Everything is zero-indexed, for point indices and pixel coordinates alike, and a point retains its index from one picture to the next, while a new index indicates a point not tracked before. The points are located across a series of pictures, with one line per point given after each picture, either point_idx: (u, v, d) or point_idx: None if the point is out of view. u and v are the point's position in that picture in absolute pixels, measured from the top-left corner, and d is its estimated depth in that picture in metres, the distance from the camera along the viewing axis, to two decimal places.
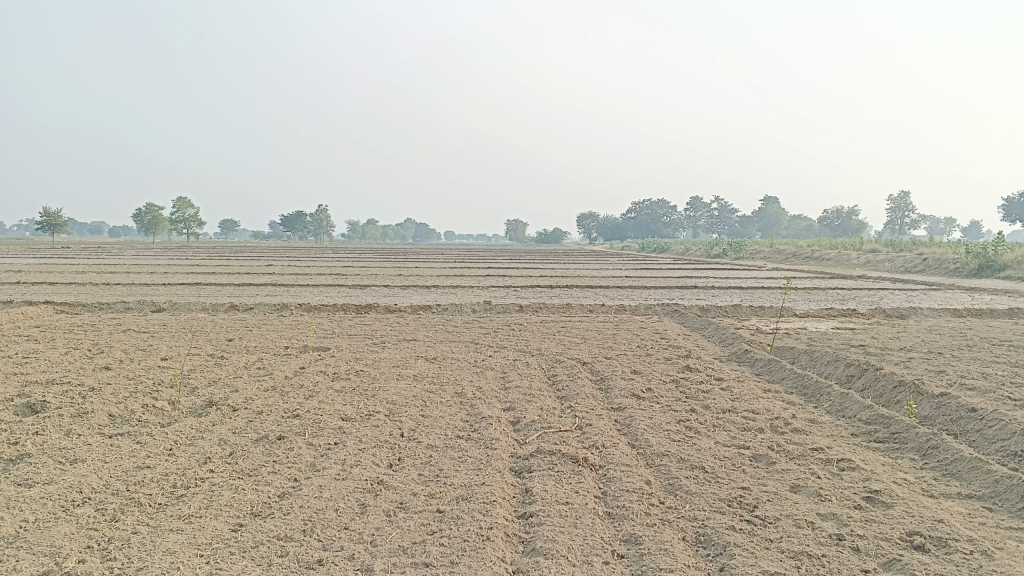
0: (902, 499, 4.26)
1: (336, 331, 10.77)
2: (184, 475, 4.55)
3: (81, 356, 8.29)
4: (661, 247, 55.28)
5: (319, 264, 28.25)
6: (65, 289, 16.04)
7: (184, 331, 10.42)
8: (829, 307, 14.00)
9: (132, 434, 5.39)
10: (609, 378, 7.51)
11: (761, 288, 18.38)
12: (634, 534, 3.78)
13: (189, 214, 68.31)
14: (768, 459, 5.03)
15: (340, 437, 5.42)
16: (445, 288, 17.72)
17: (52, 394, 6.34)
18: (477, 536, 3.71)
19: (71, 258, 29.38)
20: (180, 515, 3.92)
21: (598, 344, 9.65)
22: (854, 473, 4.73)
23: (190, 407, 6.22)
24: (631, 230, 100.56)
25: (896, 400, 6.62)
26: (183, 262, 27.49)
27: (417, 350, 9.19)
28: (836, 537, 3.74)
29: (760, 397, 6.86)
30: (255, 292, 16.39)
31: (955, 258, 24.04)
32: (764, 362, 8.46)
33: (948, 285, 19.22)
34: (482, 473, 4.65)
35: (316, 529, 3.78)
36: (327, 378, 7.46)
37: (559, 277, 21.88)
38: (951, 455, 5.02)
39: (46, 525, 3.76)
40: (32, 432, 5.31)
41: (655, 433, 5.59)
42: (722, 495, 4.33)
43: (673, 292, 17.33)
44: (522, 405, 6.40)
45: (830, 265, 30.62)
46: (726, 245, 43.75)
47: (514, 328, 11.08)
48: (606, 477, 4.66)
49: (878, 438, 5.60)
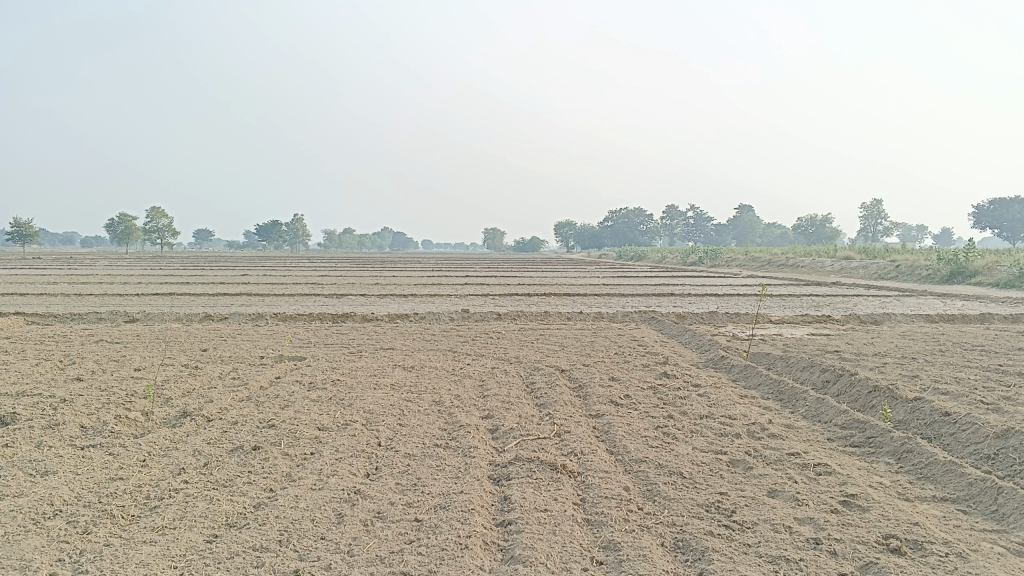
0: (878, 502, 4.30)
1: (313, 340, 10.70)
2: (158, 487, 4.48)
3: (53, 367, 8.16)
4: (638, 255, 55.48)
5: (296, 274, 27.99)
6: (37, 300, 15.81)
7: (158, 341, 10.30)
8: (804, 313, 14.13)
9: (104, 446, 5.31)
10: (587, 385, 7.51)
11: (738, 295, 18.52)
12: (613, 540, 3.77)
13: (163, 224, 67.67)
14: (746, 464, 5.05)
15: (317, 447, 5.38)
16: (422, 297, 17.66)
17: (23, 406, 6.23)
18: (456, 544, 3.69)
19: (43, 269, 29.05)
20: (154, 527, 3.86)
21: (576, 352, 9.66)
22: (831, 478, 4.76)
23: (163, 418, 6.14)
24: (607, 238, 101.01)
25: (871, 404, 6.68)
26: (158, 273, 27.17)
27: (394, 358, 9.14)
28: (813, 541, 3.76)
29: (737, 403, 6.89)
30: (230, 302, 16.23)
31: (927, 265, 24.35)
32: (740, 368, 8.51)
33: (922, 292, 19.45)
34: (461, 481, 4.63)
35: (292, 540, 3.74)
36: (304, 387, 7.41)
37: (537, 285, 21.91)
38: (926, 459, 5.06)
39: (15, 539, 3.68)
40: (1, 444, 5.21)
41: (633, 439, 5.60)
42: (700, 500, 4.34)
43: (650, 299, 17.39)
44: (500, 412, 6.38)
45: (805, 271, 30.90)
46: (702, 253, 44.06)
47: (491, 336, 11.06)
48: (584, 484, 4.65)
49: (854, 443, 5.64)
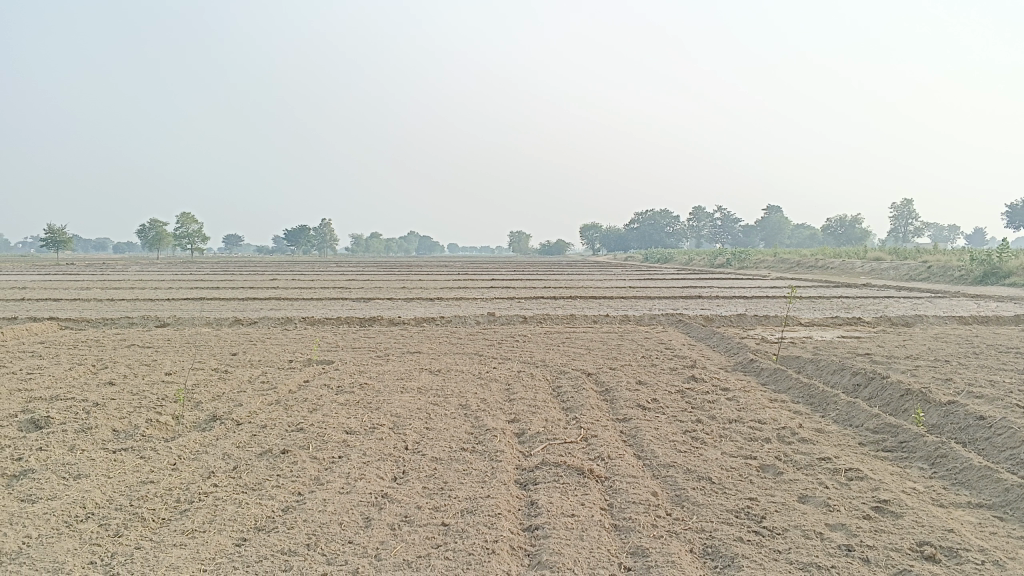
0: (912, 508, 4.22)
1: (341, 344, 10.76)
2: (188, 490, 4.52)
3: (85, 371, 8.28)
4: (664, 257, 55.14)
5: (323, 278, 28.13)
6: (70, 305, 16.05)
7: (188, 345, 10.41)
8: (834, 316, 13.97)
9: (136, 449, 5.37)
10: (614, 389, 7.47)
11: (766, 298, 18.36)
12: (641, 546, 3.74)
13: (193, 229, 68.49)
14: (775, 469, 4.99)
15: (344, 451, 5.40)
16: (449, 300, 17.70)
17: (56, 410, 6.32)
18: (483, 549, 3.68)
19: (76, 275, 29.52)
20: (184, 530, 3.90)
21: (603, 355, 9.62)
22: (862, 483, 4.69)
23: (194, 422, 6.20)
24: (634, 241, 100.66)
25: (904, 408, 6.58)
26: (188, 277, 27.48)
27: (421, 362, 9.16)
28: (845, 548, 3.70)
29: (766, 406, 6.82)
30: (259, 306, 16.37)
31: (959, 266, 23.97)
32: (769, 371, 8.42)
33: (954, 293, 19.15)
34: (487, 486, 4.62)
35: (320, 543, 3.75)
36: (331, 391, 7.44)
37: (563, 288, 21.86)
38: (960, 464, 4.97)
39: (48, 541, 3.73)
40: (35, 448, 5.29)
41: (661, 444, 5.56)
42: (729, 505, 4.29)
43: (677, 302, 17.30)
44: (526, 416, 6.37)
45: (834, 273, 30.56)
46: (729, 255, 43.79)
47: (518, 340, 11.05)
48: (612, 489, 4.62)
49: (886, 447, 5.56)
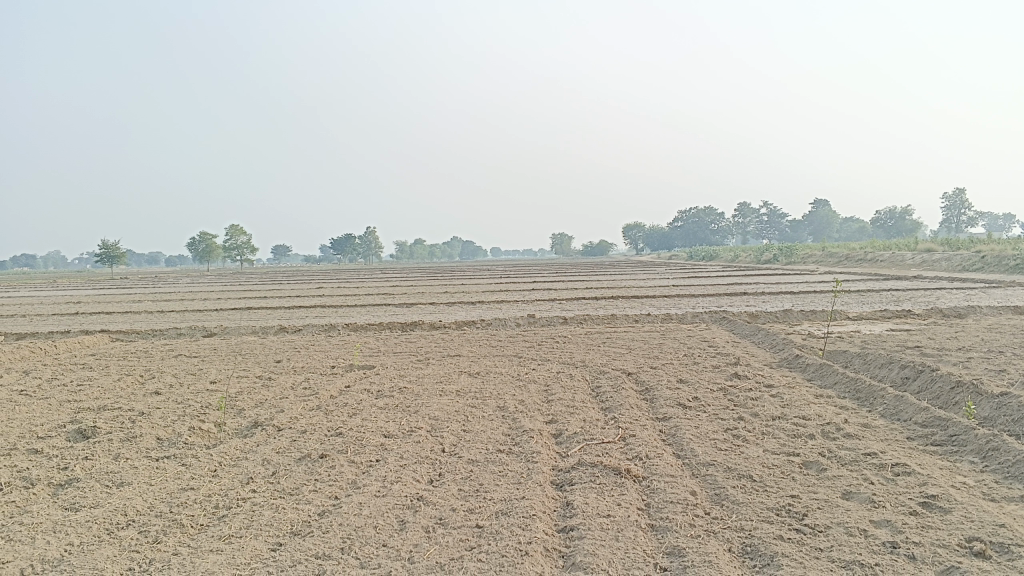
0: (961, 503, 4.08)
1: (382, 349, 10.82)
2: (226, 496, 4.57)
3: (133, 382, 8.45)
4: (711, 255, 54.42)
5: (367, 284, 28.41)
6: (122, 318, 16.47)
7: (233, 354, 10.57)
8: (882, 309, 13.63)
9: (178, 457, 5.45)
10: (654, 388, 7.39)
11: (812, 293, 17.96)
12: (677, 546, 3.67)
13: (242, 241, 69.85)
14: (818, 465, 4.87)
15: (382, 454, 5.41)
16: (489, 303, 17.75)
17: (103, 420, 6.45)
18: (516, 551, 3.65)
19: (128, 288, 30.31)
20: (221, 536, 3.93)
21: (644, 354, 9.52)
22: (910, 479, 4.55)
23: (235, 428, 6.27)
24: (678, 239, 99.75)
25: (954, 401, 6.38)
26: (236, 288, 28.05)
27: (460, 365, 9.16)
28: (889, 545, 3.58)
29: (811, 402, 6.67)
30: (304, 314, 16.61)
31: (1014, 254, 23.28)
32: (815, 367, 8.24)
33: (1010, 282, 18.59)
34: (523, 487, 4.59)
35: (354, 547, 3.75)
36: (371, 395, 7.49)
37: (604, 289, 21.70)
38: (1014, 457, 4.79)
39: (90, 548, 3.80)
40: (81, 457, 5.40)
41: (701, 442, 5.46)
42: (770, 503, 4.20)
43: (720, 300, 17.06)
44: (564, 417, 6.32)
45: (884, 265, 29.93)
46: (776, 250, 43.16)
47: (558, 341, 10.99)
48: (649, 488, 4.55)
49: (936, 441, 5.39)
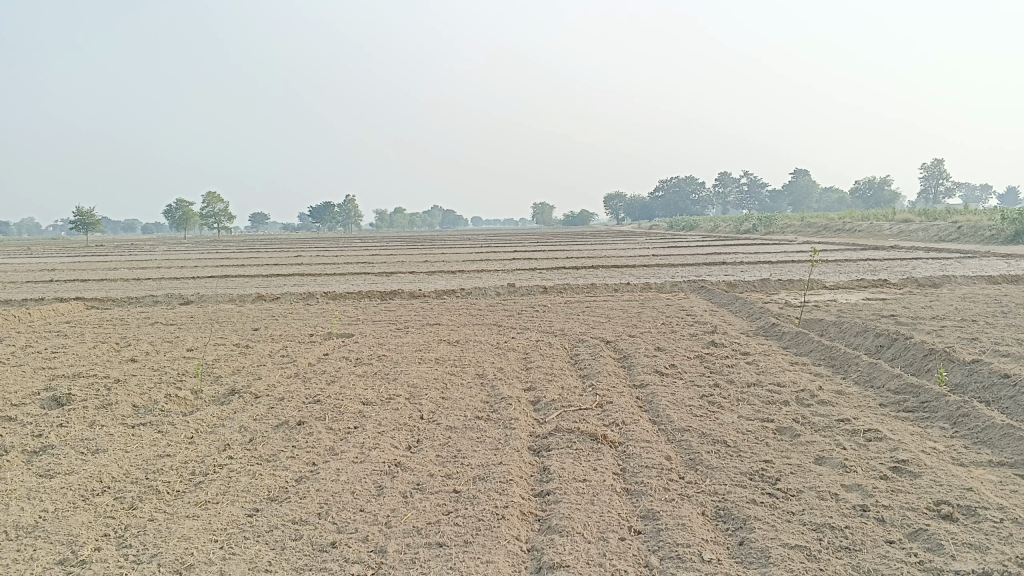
0: (931, 468, 4.15)
1: (361, 318, 10.78)
2: (203, 463, 4.56)
3: (109, 349, 8.37)
4: (690, 223, 54.61)
5: (346, 253, 28.19)
6: (97, 285, 16.29)
7: (210, 322, 10.49)
8: (859, 279, 13.74)
9: (154, 424, 5.42)
10: (633, 355, 7.43)
11: (790, 262, 18.06)
12: (652, 510, 3.71)
13: (219, 209, 69.14)
14: (792, 431, 4.93)
15: (360, 421, 5.41)
16: (470, 272, 17.68)
17: (79, 387, 6.40)
18: (492, 514, 3.68)
19: (105, 256, 30.14)
20: (197, 502, 3.93)
21: (623, 323, 9.56)
22: (881, 444, 4.62)
23: (212, 396, 6.24)
24: (658, 210, 99.75)
25: (927, 368, 6.48)
26: (213, 256, 27.80)
27: (439, 333, 9.16)
28: (859, 508, 3.64)
29: (786, 369, 6.74)
30: (282, 283, 16.46)
31: (990, 225, 23.52)
32: (791, 335, 8.32)
33: (985, 252, 18.79)
34: (500, 452, 4.62)
35: (332, 512, 3.76)
36: (349, 363, 7.49)
37: (584, 258, 21.73)
38: (982, 423, 4.87)
39: (64, 515, 3.78)
40: (56, 424, 5.36)
41: (677, 409, 5.50)
42: (744, 468, 4.25)
43: (700, 269, 17.15)
44: (543, 384, 6.35)
45: (862, 235, 30.15)
46: (756, 220, 43.28)
47: (538, 310, 11.01)
48: (625, 453, 4.59)
49: (908, 408, 5.47)
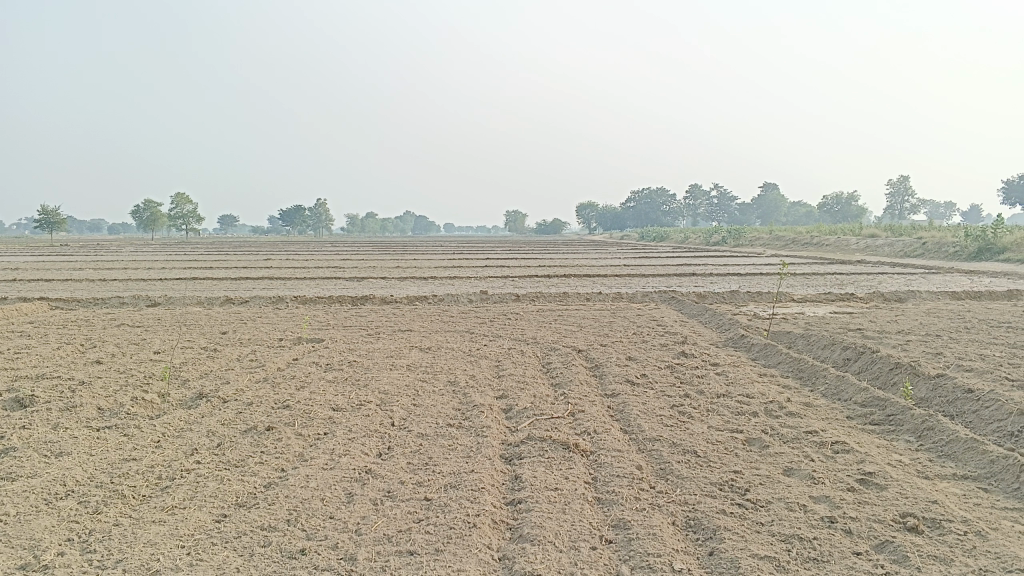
0: (897, 480, 4.21)
1: (332, 322, 10.71)
2: (170, 467, 4.50)
3: (74, 351, 8.22)
4: (661, 235, 54.97)
5: (318, 257, 28.03)
6: (61, 285, 16.04)
7: (178, 324, 10.36)
8: (827, 292, 13.94)
9: (120, 427, 5.34)
10: (604, 364, 7.46)
11: (759, 275, 18.24)
12: (623, 519, 3.73)
13: (188, 210, 68.37)
14: (761, 442, 4.97)
15: (330, 427, 5.37)
16: (442, 279, 17.65)
17: (42, 389, 6.28)
18: (464, 523, 3.67)
19: (72, 256, 29.80)
20: (164, 507, 3.87)
21: (594, 332, 9.60)
22: (848, 456, 4.68)
23: (180, 399, 6.17)
24: (630, 220, 100.33)
25: (893, 382, 6.57)
26: (181, 257, 27.47)
27: (411, 340, 9.13)
28: (827, 520, 3.69)
29: (755, 381, 6.80)
30: (252, 286, 16.32)
31: (954, 242, 23.97)
32: (760, 347, 8.40)
33: (949, 268, 19.13)
34: (472, 460, 4.61)
35: (301, 519, 3.73)
36: (320, 368, 7.44)
37: (556, 267, 21.78)
38: (947, 436, 4.96)
39: (26, 518, 3.71)
40: (18, 426, 5.25)
41: (648, 418, 5.53)
42: (714, 478, 4.28)
43: (670, 280, 17.27)
44: (515, 393, 6.35)
45: (829, 249, 30.59)
46: (726, 232, 43.71)
47: (509, 317, 11.02)
48: (596, 462, 4.60)
49: (874, 421, 5.54)
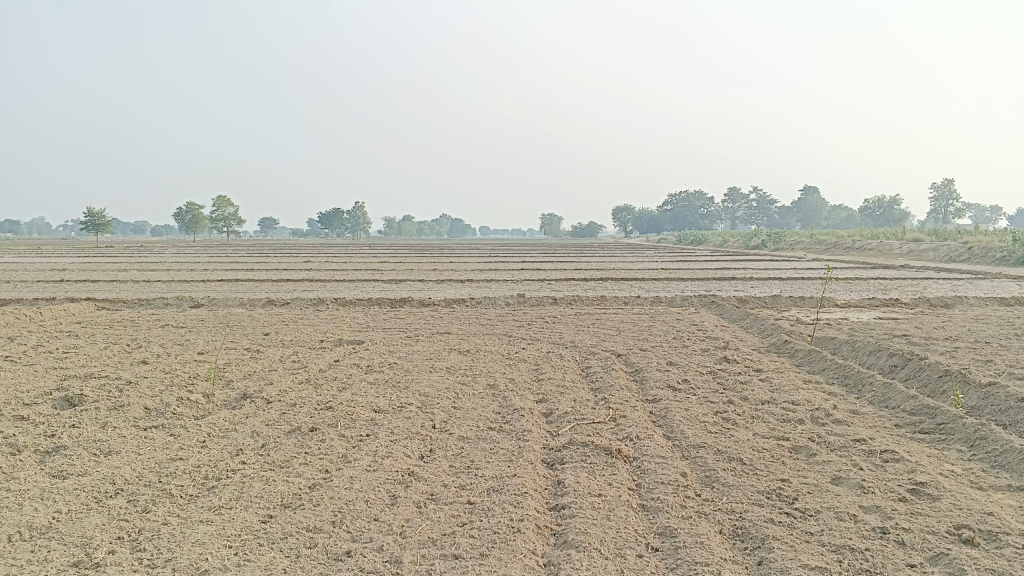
0: (950, 491, 4.10)
1: (371, 324, 10.79)
2: (216, 467, 4.54)
3: (120, 350, 8.37)
4: (699, 237, 54.45)
5: (357, 260, 28.20)
6: (107, 286, 16.34)
7: (220, 325, 10.51)
8: (870, 297, 13.71)
9: (166, 427, 5.41)
10: (645, 369, 7.39)
11: (800, 279, 17.99)
12: (669, 527, 3.68)
13: (228, 213, 69.40)
14: (808, 450, 4.89)
15: (372, 429, 5.39)
16: (479, 282, 17.67)
17: (90, 388, 6.39)
18: (507, 528, 3.65)
19: (116, 257, 30.45)
20: (211, 507, 3.91)
21: (634, 336, 9.53)
22: (899, 465, 4.57)
23: (224, 400, 6.24)
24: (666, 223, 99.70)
25: (942, 390, 6.43)
26: (223, 259, 27.87)
27: (450, 342, 9.15)
28: (879, 531, 3.61)
29: (800, 387, 6.69)
30: (292, 287, 16.47)
31: (1002, 246, 23.41)
32: (803, 353, 8.27)
33: (998, 274, 18.66)
34: (514, 464, 4.59)
35: (346, 521, 3.74)
36: (361, 370, 7.48)
37: (593, 270, 21.65)
38: (1001, 446, 4.82)
39: (78, 516, 3.77)
40: (68, 425, 5.35)
41: (691, 425, 5.46)
42: (761, 486, 4.21)
43: (710, 284, 17.09)
44: (555, 397, 6.32)
45: (871, 254, 30.05)
46: (765, 237, 43.24)
47: (547, 321, 11.01)
48: (640, 469, 4.56)
49: (924, 429, 5.42)
